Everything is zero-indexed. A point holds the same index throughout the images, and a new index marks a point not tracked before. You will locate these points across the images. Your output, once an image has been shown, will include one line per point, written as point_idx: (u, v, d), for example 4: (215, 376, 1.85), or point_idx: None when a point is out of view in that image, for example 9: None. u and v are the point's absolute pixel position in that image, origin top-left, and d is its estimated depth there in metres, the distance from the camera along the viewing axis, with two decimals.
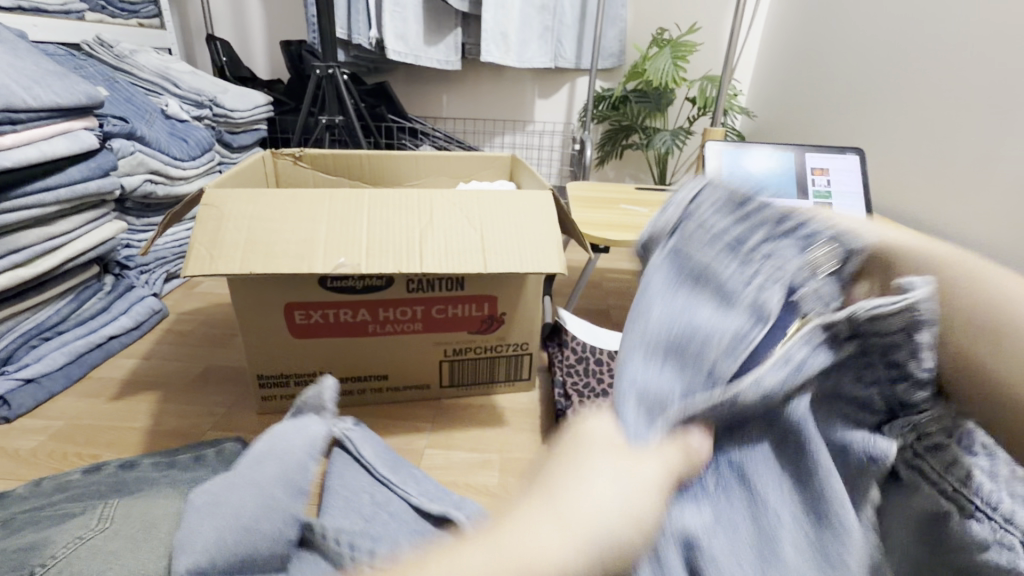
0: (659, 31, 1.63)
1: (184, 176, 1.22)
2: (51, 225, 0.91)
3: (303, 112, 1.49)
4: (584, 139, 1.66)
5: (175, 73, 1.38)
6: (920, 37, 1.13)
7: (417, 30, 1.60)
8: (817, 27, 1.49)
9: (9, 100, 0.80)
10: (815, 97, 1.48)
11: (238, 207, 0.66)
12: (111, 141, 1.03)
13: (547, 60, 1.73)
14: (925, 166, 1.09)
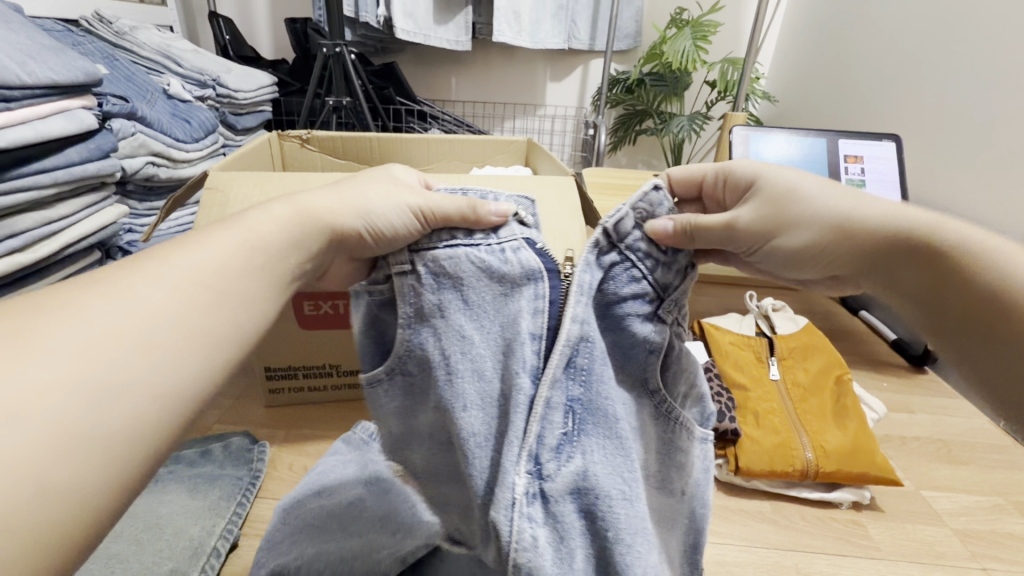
0: (678, 11, 1.56)
1: (187, 159, 1.18)
2: (50, 209, 0.87)
3: (309, 93, 1.44)
4: (599, 124, 1.60)
5: (176, 51, 1.33)
6: (959, 16, 1.07)
7: (427, 7, 1.54)
8: (844, 7, 1.43)
9: (1, 76, 0.76)
10: (841, 81, 1.42)
11: (244, 191, 0.62)
12: (111, 121, 0.99)
13: (560, 41, 1.66)
14: (960, 155, 1.04)
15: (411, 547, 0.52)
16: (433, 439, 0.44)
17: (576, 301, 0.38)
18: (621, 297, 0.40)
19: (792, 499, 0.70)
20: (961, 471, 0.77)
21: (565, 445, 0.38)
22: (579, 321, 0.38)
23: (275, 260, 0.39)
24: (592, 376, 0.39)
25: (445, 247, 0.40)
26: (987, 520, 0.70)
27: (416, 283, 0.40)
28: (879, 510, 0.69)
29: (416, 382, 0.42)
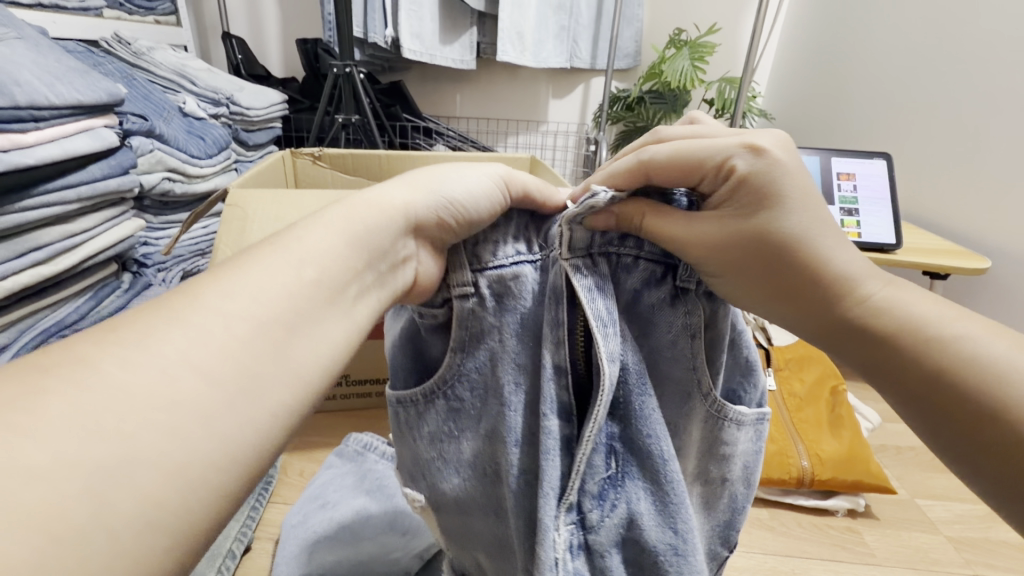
0: (676, 32, 1.61)
1: (201, 174, 1.21)
2: (72, 223, 0.91)
3: (319, 111, 1.49)
4: (600, 140, 1.65)
5: (191, 70, 1.38)
6: (948, 39, 1.11)
7: (433, 29, 1.59)
8: (837, 29, 1.47)
9: (32, 97, 0.79)
10: (836, 100, 1.46)
11: (263, 208, 0.65)
12: (131, 138, 1.03)
13: (562, 60, 1.71)
14: (951, 172, 1.07)
15: (425, 544, 0.60)
16: (473, 469, 0.42)
17: (605, 337, 0.37)
18: (636, 285, 0.40)
19: (789, 506, 0.72)
20: (955, 481, 0.79)
21: (609, 490, 0.39)
22: (615, 360, 0.37)
23: (348, 254, 0.35)
24: (632, 412, 0.39)
25: (509, 261, 0.40)
26: (980, 528, 0.71)
27: (479, 307, 0.40)
28: (874, 517, 0.71)
29: (461, 407, 0.41)
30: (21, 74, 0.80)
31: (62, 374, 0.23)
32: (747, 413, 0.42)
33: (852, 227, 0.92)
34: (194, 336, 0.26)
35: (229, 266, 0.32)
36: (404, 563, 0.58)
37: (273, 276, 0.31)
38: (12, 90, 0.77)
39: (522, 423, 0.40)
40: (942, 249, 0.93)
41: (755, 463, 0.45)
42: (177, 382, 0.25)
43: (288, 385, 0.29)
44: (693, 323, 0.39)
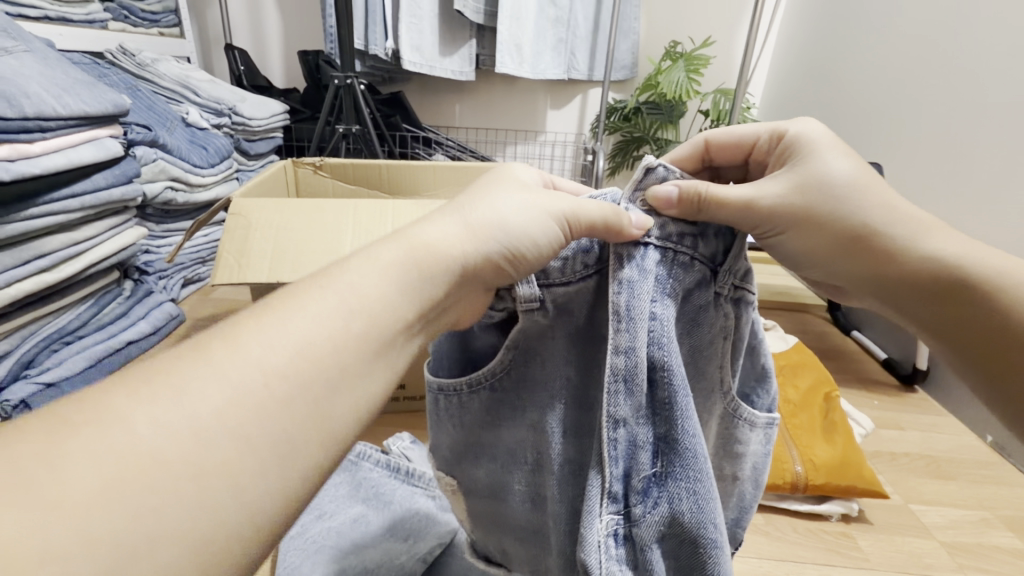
0: (672, 44, 1.64)
1: (203, 183, 1.23)
2: (76, 231, 0.92)
3: (320, 121, 1.51)
4: (597, 150, 1.67)
5: (195, 81, 1.40)
6: (936, 53, 1.13)
7: (433, 41, 1.62)
8: (829, 42, 1.50)
9: (40, 108, 0.81)
10: (829, 112, 1.48)
11: (266, 216, 0.67)
12: (135, 148, 1.04)
13: (559, 72, 1.74)
14: (941, 182, 1.09)
15: (427, 547, 0.61)
16: (517, 456, 0.44)
17: (616, 330, 0.37)
18: (685, 289, 0.40)
19: (784, 511, 0.73)
20: (949, 487, 0.79)
21: (653, 487, 0.38)
22: (625, 351, 0.37)
23: (399, 303, 0.35)
24: (673, 410, 0.37)
25: (578, 277, 0.41)
26: (973, 533, 0.72)
27: (543, 319, 0.41)
28: (868, 522, 0.72)
29: (507, 399, 0.43)
30: (29, 85, 0.82)
31: (98, 427, 0.25)
32: (758, 414, 0.44)
33: None
34: (227, 397, 0.28)
35: (271, 311, 0.32)
36: (408, 566, 0.58)
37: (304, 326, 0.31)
38: (20, 102, 0.79)
39: (568, 412, 0.42)
40: None
41: (765, 465, 0.46)
42: (206, 445, 0.26)
43: (314, 443, 0.30)
44: (729, 326, 0.41)
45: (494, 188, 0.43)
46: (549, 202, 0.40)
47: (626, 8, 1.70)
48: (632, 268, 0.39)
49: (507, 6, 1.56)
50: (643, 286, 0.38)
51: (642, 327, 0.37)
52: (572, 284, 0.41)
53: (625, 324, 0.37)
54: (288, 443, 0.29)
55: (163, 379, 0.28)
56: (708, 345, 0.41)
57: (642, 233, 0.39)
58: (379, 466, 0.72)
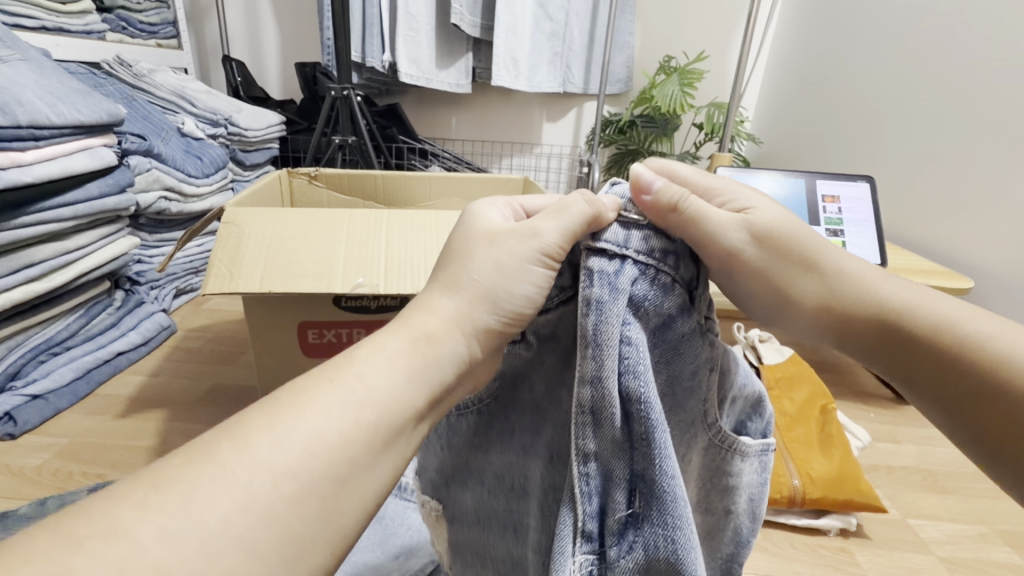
0: (666, 59, 1.66)
1: (197, 194, 1.22)
2: (67, 240, 0.91)
3: (316, 132, 1.51)
4: (592, 162, 1.67)
5: (191, 92, 1.40)
6: (927, 69, 1.15)
7: (430, 54, 1.63)
8: (821, 58, 1.52)
9: (33, 117, 0.81)
10: (821, 127, 1.50)
11: (259, 226, 0.66)
12: (129, 158, 1.04)
13: (555, 85, 1.75)
14: (931, 195, 1.10)
15: (420, 562, 0.59)
16: (499, 483, 0.41)
17: (582, 356, 0.34)
18: (665, 313, 0.36)
19: (781, 526, 0.72)
20: (946, 501, 0.79)
21: (629, 530, 0.34)
22: (591, 382, 0.34)
23: (408, 389, 0.34)
24: (650, 447, 0.33)
25: (553, 303, 0.39)
26: (972, 548, 0.71)
27: (526, 351, 0.40)
28: (866, 537, 0.71)
29: (493, 422, 0.42)
30: (23, 94, 0.82)
31: (101, 545, 0.24)
32: (752, 443, 0.40)
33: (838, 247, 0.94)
34: (241, 502, 0.27)
35: (287, 398, 0.31)
36: None
37: (320, 422, 0.30)
38: (13, 110, 0.79)
39: (548, 438, 0.39)
40: (926, 269, 0.94)
41: (761, 495, 0.42)
42: (219, 556, 0.25)
43: (327, 539, 0.29)
44: (714, 356, 0.37)
45: (470, 249, 0.40)
46: (514, 248, 0.38)
47: (620, 23, 1.72)
48: (602, 287, 0.34)
49: (503, 20, 1.58)
50: (616, 309, 0.34)
51: (611, 356, 0.33)
52: (550, 313, 0.39)
53: (590, 347, 0.34)
54: (300, 542, 0.28)
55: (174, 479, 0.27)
56: (695, 371, 0.37)
57: (614, 246, 0.35)
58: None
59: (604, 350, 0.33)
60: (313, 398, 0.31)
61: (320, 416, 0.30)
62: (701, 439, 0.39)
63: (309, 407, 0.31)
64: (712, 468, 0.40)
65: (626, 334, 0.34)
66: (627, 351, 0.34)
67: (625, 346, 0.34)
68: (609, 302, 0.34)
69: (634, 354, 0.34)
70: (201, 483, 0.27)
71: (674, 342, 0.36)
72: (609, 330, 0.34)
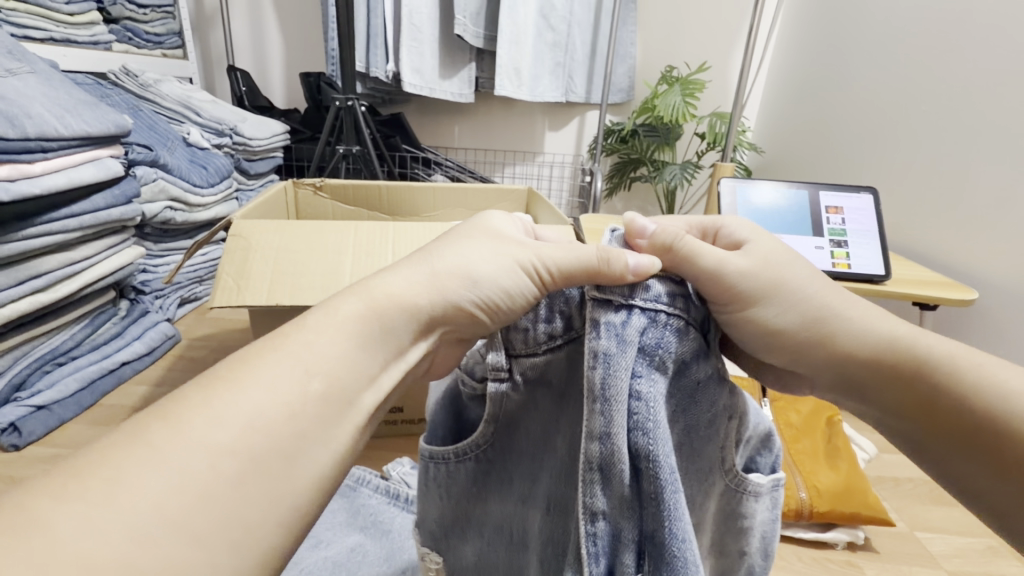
0: (668, 69, 1.67)
1: (202, 203, 1.23)
2: (73, 250, 0.91)
3: (320, 142, 1.52)
4: (595, 171, 1.68)
5: (196, 102, 1.41)
6: (929, 81, 1.16)
7: (433, 64, 1.64)
8: (823, 68, 1.53)
9: (41, 129, 0.81)
10: (823, 136, 1.50)
11: (266, 239, 0.66)
12: (135, 168, 1.05)
13: (558, 94, 1.76)
14: (934, 206, 1.11)
15: None
16: (502, 531, 0.42)
17: (591, 412, 0.33)
18: (677, 359, 0.35)
19: (787, 539, 0.71)
20: (952, 513, 0.78)
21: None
22: (600, 438, 0.33)
23: (360, 359, 0.34)
24: (660, 507, 0.32)
25: (541, 347, 0.38)
26: (980, 562, 0.71)
27: (515, 392, 0.39)
28: (874, 550, 0.70)
29: (492, 471, 0.41)
30: (32, 107, 0.83)
31: (37, 533, 0.23)
32: (763, 481, 0.40)
33: (841, 258, 0.93)
34: (179, 479, 0.26)
35: (223, 375, 0.31)
36: None
37: (260, 395, 0.30)
38: (22, 122, 0.79)
39: (550, 489, 0.38)
40: (929, 280, 0.95)
41: (773, 531, 0.43)
42: (159, 545, 0.24)
43: (277, 522, 0.28)
44: (730, 403, 0.37)
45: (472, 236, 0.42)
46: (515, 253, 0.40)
47: (623, 33, 1.74)
48: (610, 340, 0.34)
49: (507, 31, 1.59)
50: (626, 362, 0.33)
51: (620, 412, 0.33)
52: (538, 355, 0.38)
53: (599, 404, 0.33)
54: (248, 527, 0.27)
55: (106, 469, 0.25)
56: (709, 419, 0.37)
57: (625, 294, 0.35)
58: (370, 493, 0.71)
59: (614, 406, 0.33)
60: (251, 372, 0.31)
61: (260, 389, 0.30)
62: (713, 487, 0.39)
63: (249, 383, 0.30)
64: (725, 511, 0.40)
65: (636, 386, 0.33)
66: (637, 406, 0.33)
67: (634, 400, 0.33)
68: (618, 356, 0.33)
69: (644, 408, 0.33)
70: (133, 460, 0.26)
71: (685, 390, 0.36)
72: (618, 385, 0.33)
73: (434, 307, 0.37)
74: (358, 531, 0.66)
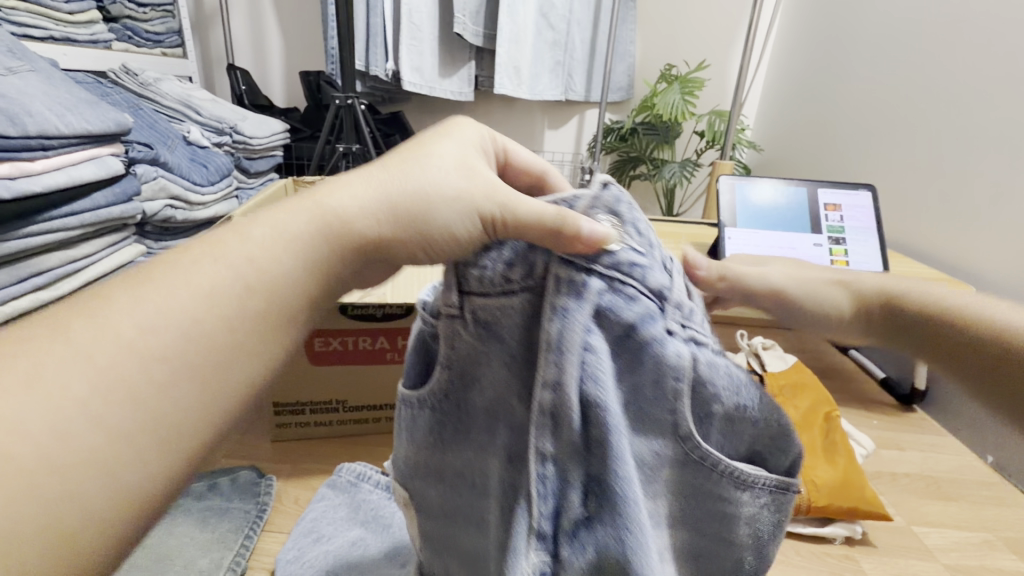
0: (667, 67, 1.67)
1: (203, 201, 1.23)
2: (74, 248, 0.92)
3: (321, 141, 1.52)
4: (595, 169, 1.68)
5: (196, 100, 1.41)
6: (927, 78, 1.16)
7: (433, 62, 1.64)
8: (822, 65, 1.53)
9: (42, 127, 0.81)
10: (822, 133, 1.51)
11: None
12: (136, 166, 1.05)
13: (557, 93, 1.76)
14: (932, 203, 1.11)
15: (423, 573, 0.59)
16: (451, 484, 0.41)
17: (545, 362, 0.34)
18: (633, 316, 0.34)
19: (785, 533, 0.72)
20: (950, 508, 0.79)
21: (582, 529, 0.36)
22: (552, 386, 0.34)
23: (282, 269, 0.34)
24: (606, 449, 0.34)
25: (496, 290, 0.35)
26: (978, 555, 0.71)
27: (465, 333, 0.36)
28: (872, 544, 0.71)
29: (446, 421, 0.39)
30: (33, 105, 0.83)
31: None
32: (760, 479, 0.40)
33: (840, 254, 0.94)
34: (95, 377, 0.27)
35: (145, 281, 0.32)
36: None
37: (182, 301, 0.30)
38: (23, 121, 0.80)
39: (505, 442, 0.37)
40: (927, 276, 0.95)
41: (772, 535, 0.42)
42: (72, 434, 0.26)
43: (200, 420, 0.30)
44: (697, 367, 0.36)
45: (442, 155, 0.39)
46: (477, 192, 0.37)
47: (622, 32, 1.74)
48: (572, 294, 0.34)
49: (506, 29, 1.59)
50: (581, 312, 0.34)
51: (572, 359, 0.33)
52: (490, 296, 0.35)
53: (551, 353, 0.34)
54: (171, 417, 0.28)
55: (17, 360, 0.27)
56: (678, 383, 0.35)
57: (590, 251, 0.34)
58: (372, 489, 0.71)
59: (568, 356, 0.33)
60: (172, 278, 0.32)
61: (179, 294, 0.31)
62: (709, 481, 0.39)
63: (167, 288, 0.31)
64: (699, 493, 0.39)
65: (588, 336, 0.34)
66: (587, 356, 0.34)
67: (587, 350, 0.34)
68: (575, 312, 0.34)
69: (591, 360, 0.34)
70: (44, 356, 0.27)
71: (659, 354, 0.35)
72: (572, 333, 0.33)
73: (379, 232, 0.37)
74: (364, 527, 0.67)
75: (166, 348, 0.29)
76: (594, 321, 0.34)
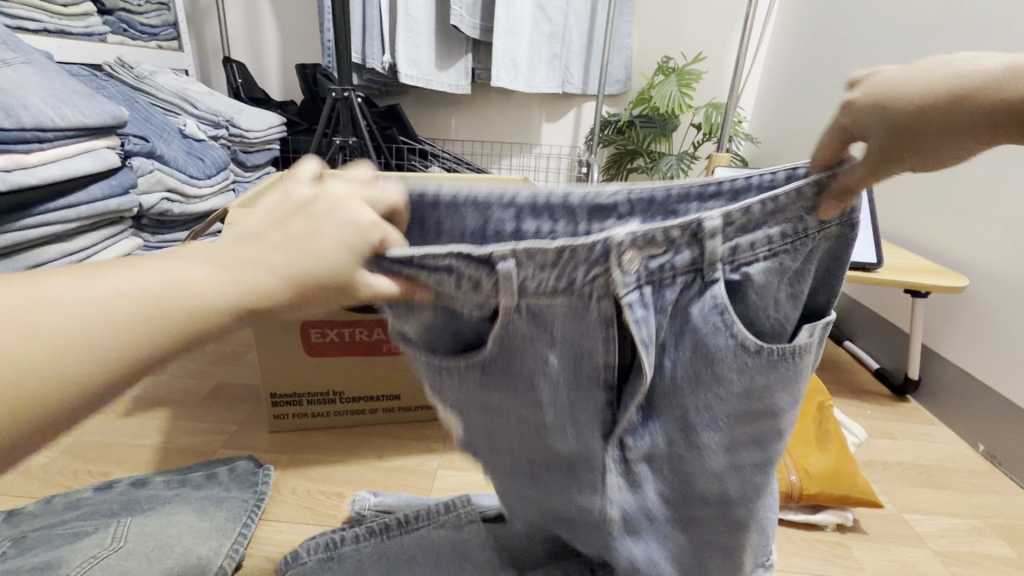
0: (664, 59, 1.67)
1: (200, 195, 1.23)
2: (71, 241, 0.92)
3: (317, 134, 1.52)
4: (591, 162, 1.68)
5: (193, 93, 1.41)
6: None
7: (429, 55, 1.64)
8: (819, 56, 1.53)
9: (37, 119, 0.82)
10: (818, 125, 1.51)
11: None
12: (132, 159, 1.05)
13: (554, 86, 1.76)
14: (924, 194, 1.12)
15: None
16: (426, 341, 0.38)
17: (553, 270, 0.34)
18: (693, 294, 0.36)
19: (778, 521, 0.72)
20: (941, 496, 0.80)
21: (476, 373, 0.37)
22: (558, 288, 0.34)
23: (290, 252, 0.31)
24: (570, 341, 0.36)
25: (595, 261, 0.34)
26: (967, 542, 0.72)
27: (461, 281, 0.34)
28: (862, 531, 0.72)
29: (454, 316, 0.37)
30: (28, 97, 0.83)
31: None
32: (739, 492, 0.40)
33: None
34: (70, 312, 0.27)
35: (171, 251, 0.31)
36: None
37: (196, 269, 0.30)
38: (18, 113, 0.80)
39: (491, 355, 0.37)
40: (919, 267, 0.96)
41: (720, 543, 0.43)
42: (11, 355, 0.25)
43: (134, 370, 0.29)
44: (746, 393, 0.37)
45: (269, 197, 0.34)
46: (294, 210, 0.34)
47: (619, 24, 1.73)
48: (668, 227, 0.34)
49: (502, 22, 1.59)
50: (635, 236, 0.34)
51: (590, 267, 0.34)
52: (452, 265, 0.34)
53: (576, 268, 0.34)
54: (99, 363, 0.27)
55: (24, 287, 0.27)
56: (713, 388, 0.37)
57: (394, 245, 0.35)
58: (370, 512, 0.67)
59: (589, 258, 0.34)
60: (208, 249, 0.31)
61: (195, 264, 0.30)
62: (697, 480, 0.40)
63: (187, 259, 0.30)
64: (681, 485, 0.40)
65: (639, 279, 0.35)
66: (612, 278, 0.35)
67: (616, 292, 0.35)
68: (652, 239, 0.34)
69: (629, 294, 0.35)
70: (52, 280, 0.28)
71: (672, 339, 0.38)
72: (614, 257, 0.34)
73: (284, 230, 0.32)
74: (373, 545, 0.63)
75: (141, 303, 0.28)
76: (660, 257, 0.35)
